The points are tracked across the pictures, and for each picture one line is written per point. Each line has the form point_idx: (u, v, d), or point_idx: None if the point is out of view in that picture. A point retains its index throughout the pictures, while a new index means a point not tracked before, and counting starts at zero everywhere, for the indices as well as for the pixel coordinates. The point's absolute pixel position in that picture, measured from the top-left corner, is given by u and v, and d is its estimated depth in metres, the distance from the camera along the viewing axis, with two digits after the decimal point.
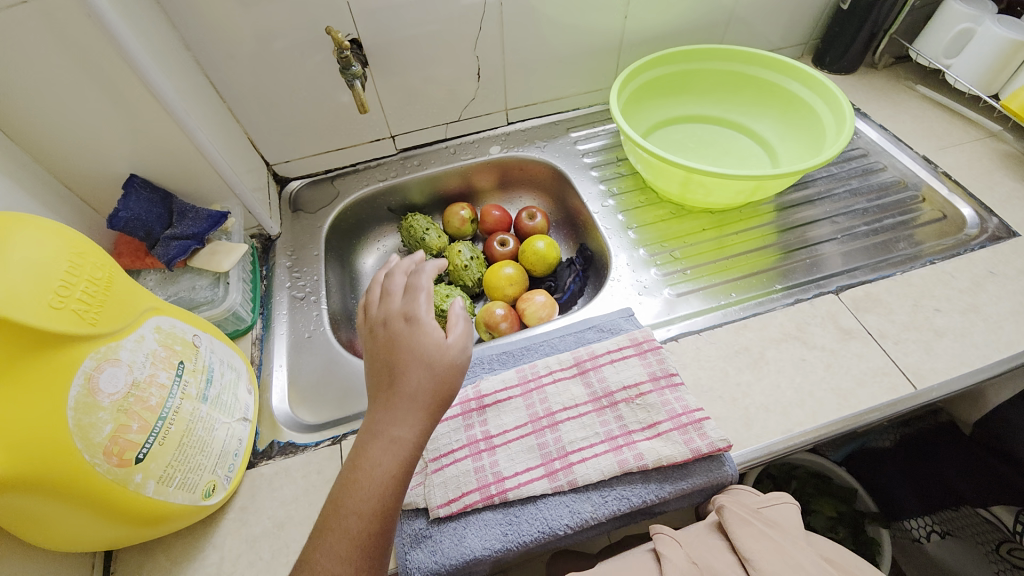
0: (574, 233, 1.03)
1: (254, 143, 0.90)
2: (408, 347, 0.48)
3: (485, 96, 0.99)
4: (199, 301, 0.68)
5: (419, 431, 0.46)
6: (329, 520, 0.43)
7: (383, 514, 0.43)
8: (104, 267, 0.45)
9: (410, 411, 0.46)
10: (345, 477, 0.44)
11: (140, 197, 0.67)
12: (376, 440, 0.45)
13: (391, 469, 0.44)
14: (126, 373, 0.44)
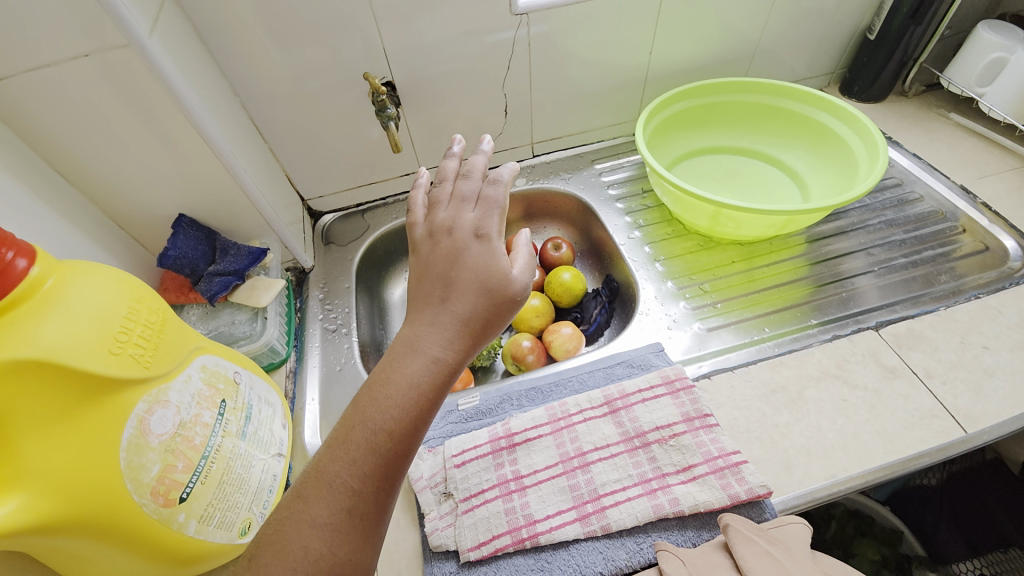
0: (600, 263, 1.02)
1: (291, 179, 0.94)
2: (467, 265, 0.47)
3: (512, 131, 1.02)
4: (238, 336, 0.70)
5: (457, 359, 0.44)
6: (349, 423, 0.41)
7: (403, 435, 0.41)
8: (159, 310, 0.47)
9: (451, 330, 0.44)
10: (375, 386, 0.42)
11: (187, 236, 0.71)
12: (416, 357, 0.43)
13: (425, 391, 0.42)
14: (174, 414, 0.46)
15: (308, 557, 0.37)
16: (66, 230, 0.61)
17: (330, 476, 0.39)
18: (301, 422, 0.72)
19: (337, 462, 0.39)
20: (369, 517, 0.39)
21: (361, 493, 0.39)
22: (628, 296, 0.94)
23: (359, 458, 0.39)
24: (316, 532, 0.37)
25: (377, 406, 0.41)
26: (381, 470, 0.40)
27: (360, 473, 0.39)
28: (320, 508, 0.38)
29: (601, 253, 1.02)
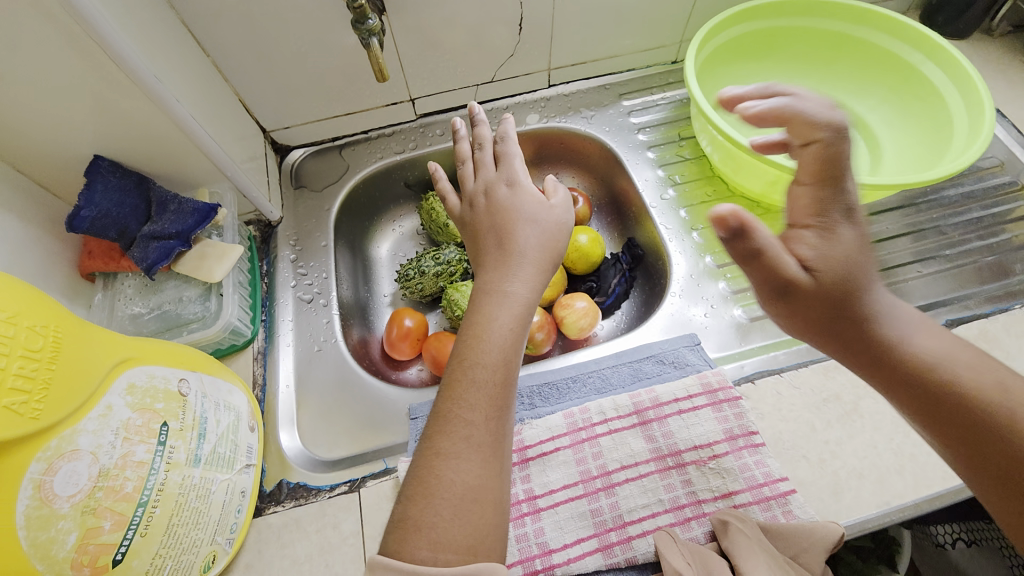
0: (621, 223, 0.88)
1: (247, 105, 0.75)
2: (524, 211, 0.52)
3: (525, 53, 0.82)
4: (188, 318, 0.57)
5: (530, 289, 0.48)
6: (461, 368, 0.44)
7: (509, 366, 0.44)
8: (44, 328, 0.34)
9: (530, 268, 0.49)
10: (467, 335, 0.45)
11: (107, 187, 0.54)
12: (494, 299, 0.47)
13: (512, 322, 0.46)
14: (91, 465, 0.35)
15: (461, 488, 0.39)
16: None
17: (457, 415, 0.42)
18: (274, 415, 0.61)
19: (461, 401, 0.42)
20: (500, 448, 0.42)
21: (490, 424, 0.42)
22: (657, 271, 0.81)
23: (479, 394, 0.42)
24: (462, 465, 0.40)
25: (484, 346, 0.44)
26: (499, 401, 0.43)
27: (481, 408, 0.42)
28: (455, 445, 0.40)
29: (625, 212, 0.87)
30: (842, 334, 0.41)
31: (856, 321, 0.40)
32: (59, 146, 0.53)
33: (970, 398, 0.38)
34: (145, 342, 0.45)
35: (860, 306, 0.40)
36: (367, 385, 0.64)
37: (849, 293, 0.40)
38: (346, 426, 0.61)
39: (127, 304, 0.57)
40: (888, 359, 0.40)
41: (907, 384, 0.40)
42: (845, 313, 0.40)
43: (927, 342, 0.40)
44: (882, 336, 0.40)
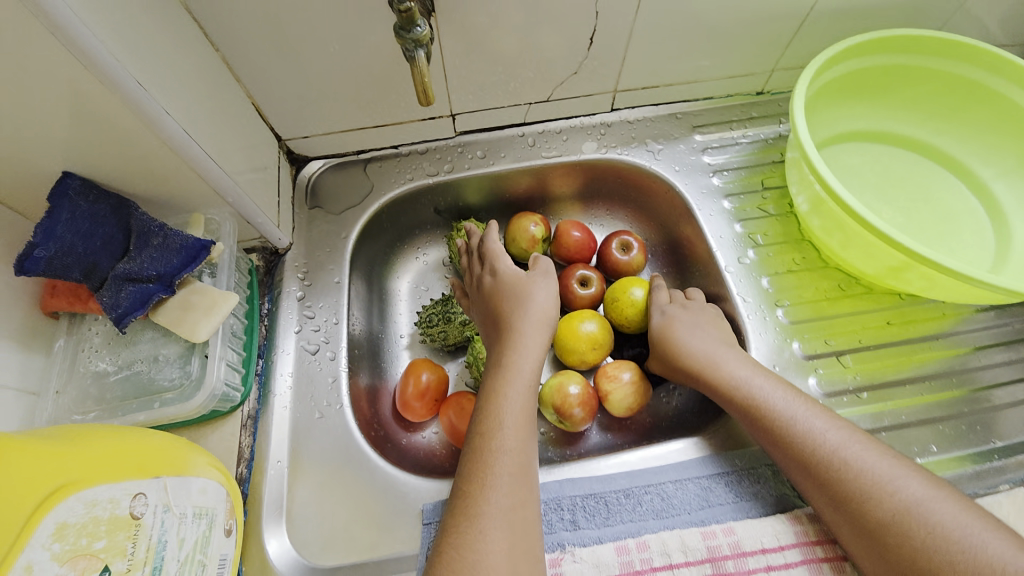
0: (680, 277, 0.76)
1: (261, 110, 0.63)
2: (521, 296, 0.58)
3: (590, 73, 0.69)
4: (162, 383, 0.46)
5: (536, 362, 0.53)
6: (485, 441, 0.46)
7: (524, 443, 0.47)
8: None
9: (541, 334, 0.56)
10: (482, 418, 0.49)
11: (74, 217, 0.44)
12: (504, 374, 0.52)
13: (522, 400, 0.50)
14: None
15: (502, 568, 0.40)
16: None
17: (487, 491, 0.43)
18: (259, 501, 0.51)
19: (491, 474, 0.44)
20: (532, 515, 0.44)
21: (521, 495, 0.44)
22: None
23: (507, 463, 0.45)
24: (498, 541, 0.41)
25: (505, 416, 0.48)
26: (527, 467, 0.46)
27: (511, 479, 0.44)
28: (489, 523, 0.42)
29: (685, 265, 0.75)
30: (777, 446, 0.49)
31: (787, 440, 0.48)
32: (18, 163, 0.43)
33: (924, 548, 0.39)
34: (92, 447, 0.35)
35: (790, 426, 0.48)
36: (378, 470, 0.54)
37: (777, 411, 0.49)
38: (344, 522, 0.51)
39: (93, 358, 0.48)
40: (834, 491, 0.44)
41: (852, 517, 0.43)
42: (778, 431, 0.49)
43: (886, 487, 0.42)
44: (827, 469, 0.45)
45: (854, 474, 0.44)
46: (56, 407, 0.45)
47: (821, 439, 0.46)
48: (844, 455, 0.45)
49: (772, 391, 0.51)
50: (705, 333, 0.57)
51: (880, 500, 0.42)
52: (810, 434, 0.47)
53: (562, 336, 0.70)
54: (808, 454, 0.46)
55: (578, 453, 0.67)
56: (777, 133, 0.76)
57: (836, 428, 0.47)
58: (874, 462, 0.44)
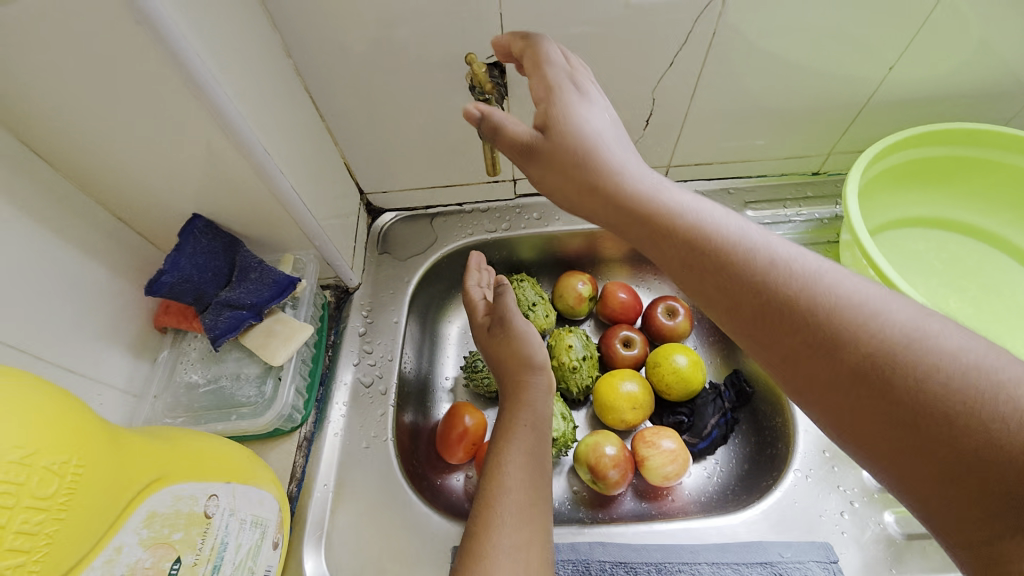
0: (725, 348, 0.76)
1: (350, 168, 0.73)
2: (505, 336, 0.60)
3: (644, 149, 0.74)
4: (240, 400, 0.53)
5: (540, 404, 0.55)
6: (492, 486, 0.49)
7: (534, 484, 0.49)
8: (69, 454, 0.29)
9: (546, 380, 0.57)
10: (492, 459, 0.51)
11: (196, 251, 0.52)
12: (511, 417, 0.54)
13: (527, 441, 0.52)
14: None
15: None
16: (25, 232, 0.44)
17: (495, 535, 0.45)
18: (303, 522, 0.55)
19: (498, 518, 0.46)
20: (544, 560, 0.46)
21: (530, 539, 0.46)
22: (769, 425, 0.66)
23: (514, 508, 0.47)
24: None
25: (510, 461, 0.50)
26: (537, 513, 0.48)
27: (520, 523, 0.46)
28: (498, 566, 0.44)
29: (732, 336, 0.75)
30: (714, 304, 0.35)
31: (750, 303, 0.33)
32: (162, 203, 0.52)
33: (910, 358, 0.28)
34: (177, 449, 0.39)
35: (837, 335, 0.30)
36: (413, 511, 0.57)
37: (730, 255, 0.35)
38: (378, 553, 0.54)
39: (187, 370, 0.55)
40: (935, 386, 0.28)
41: (973, 511, 0.26)
42: (736, 284, 0.34)
43: (869, 312, 0.30)
44: (862, 337, 0.30)
45: (933, 382, 0.28)
46: (152, 410, 0.53)
47: (901, 356, 0.29)
48: (891, 311, 0.30)
49: (751, 238, 0.35)
50: (714, 203, 0.38)
51: (994, 423, 0.26)
52: (789, 270, 0.33)
53: (601, 394, 0.71)
54: (880, 343, 0.29)
55: (608, 517, 0.67)
56: (833, 213, 0.77)
57: (876, 284, 0.32)
58: (857, 284, 0.32)
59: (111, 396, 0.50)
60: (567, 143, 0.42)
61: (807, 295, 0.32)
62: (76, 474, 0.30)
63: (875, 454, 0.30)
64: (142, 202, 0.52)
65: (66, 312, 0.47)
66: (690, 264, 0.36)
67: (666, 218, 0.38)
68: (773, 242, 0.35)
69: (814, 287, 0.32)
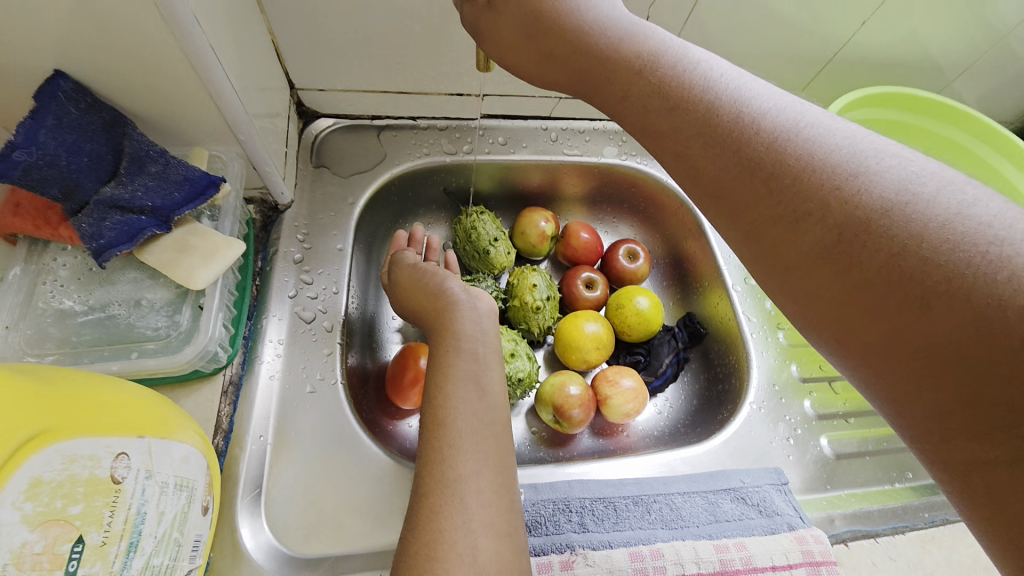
0: (680, 291, 0.78)
1: (279, 50, 0.57)
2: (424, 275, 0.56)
3: None
4: (144, 334, 0.40)
5: (481, 329, 0.49)
6: (431, 418, 0.42)
7: (488, 403, 0.44)
8: None
9: (469, 304, 0.51)
10: (433, 384, 0.44)
11: (63, 123, 0.36)
12: (454, 348, 0.47)
13: (475, 366, 0.45)
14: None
15: (473, 546, 0.35)
16: None
17: (441, 468, 0.39)
18: (235, 479, 0.45)
19: (443, 449, 0.40)
20: (508, 487, 0.40)
21: (483, 464, 0.39)
22: (721, 361, 0.69)
23: (460, 436, 0.40)
24: (466, 518, 0.36)
25: (450, 388, 0.43)
26: (489, 437, 0.41)
27: (472, 450, 0.40)
28: (451, 500, 0.37)
29: (687, 280, 0.77)
30: (717, 195, 0.30)
31: (758, 194, 0.28)
32: None
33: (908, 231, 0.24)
34: (66, 393, 0.28)
35: (830, 209, 0.25)
36: (371, 457, 0.49)
37: (754, 136, 0.28)
38: (333, 508, 0.46)
39: (57, 295, 0.40)
40: (939, 285, 0.23)
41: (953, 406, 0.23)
42: (748, 172, 0.28)
43: (858, 173, 0.26)
44: (870, 228, 0.24)
45: (943, 267, 0.23)
46: (2, 346, 0.37)
47: (900, 227, 0.24)
48: (913, 199, 0.24)
49: (775, 117, 0.29)
50: (732, 73, 0.32)
51: (991, 308, 0.21)
52: (818, 156, 0.27)
53: (565, 335, 0.68)
54: (887, 232, 0.24)
55: (569, 455, 0.65)
56: None
57: (915, 161, 0.26)
58: (841, 143, 0.27)
59: None
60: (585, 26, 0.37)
61: (808, 170, 0.26)
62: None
63: (852, 348, 0.26)
64: None
65: None
66: (683, 131, 0.31)
67: (664, 92, 0.32)
68: (790, 117, 0.29)
69: (813, 154, 0.27)
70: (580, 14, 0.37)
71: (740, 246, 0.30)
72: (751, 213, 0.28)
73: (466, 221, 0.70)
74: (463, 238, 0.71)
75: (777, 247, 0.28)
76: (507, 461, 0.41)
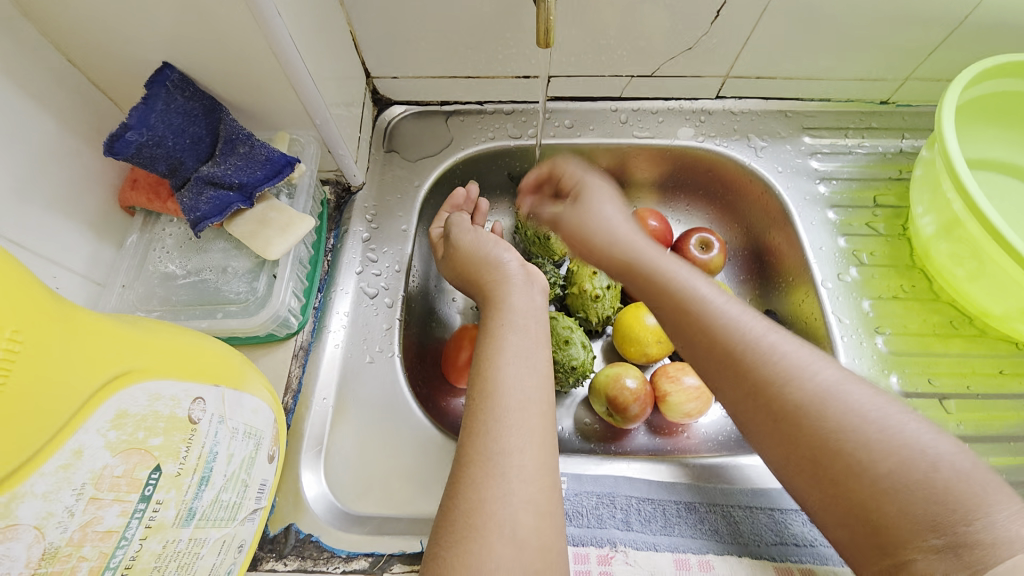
0: (760, 286, 0.71)
1: (356, 38, 0.60)
2: (475, 241, 0.56)
3: (706, 53, 0.63)
4: (227, 297, 0.45)
5: (536, 305, 0.50)
6: (477, 391, 0.42)
7: (537, 381, 0.43)
8: None
9: (519, 280, 0.52)
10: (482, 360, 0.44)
11: (169, 108, 0.42)
12: (508, 323, 0.47)
13: (525, 340, 0.46)
14: (32, 544, 0.24)
15: (511, 521, 0.35)
16: None
17: (484, 441, 0.39)
18: (300, 435, 0.49)
19: (486, 422, 0.40)
20: (550, 466, 0.40)
21: (526, 442, 0.39)
22: None
23: (504, 410, 0.40)
24: (506, 493, 0.36)
25: (497, 362, 0.43)
26: (533, 414, 0.41)
27: (516, 426, 0.40)
28: (492, 472, 0.37)
29: (769, 275, 0.70)
30: (703, 363, 0.40)
31: (723, 369, 0.38)
32: (121, 41, 0.41)
33: (830, 433, 0.32)
34: (155, 339, 0.32)
35: (774, 395, 0.35)
36: (421, 430, 0.51)
37: (733, 339, 0.38)
38: (384, 472, 0.49)
39: (163, 259, 0.46)
40: (839, 471, 0.31)
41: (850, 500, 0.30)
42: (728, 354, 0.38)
43: (805, 370, 0.35)
44: (798, 424, 0.33)
45: (838, 458, 0.31)
46: (120, 300, 0.45)
47: (819, 423, 0.32)
48: (837, 414, 0.32)
49: (761, 344, 0.37)
50: (731, 299, 0.41)
51: (873, 492, 0.30)
52: (783, 380, 0.34)
53: (624, 327, 0.65)
54: (810, 428, 0.33)
55: (621, 450, 0.63)
56: (898, 147, 0.69)
57: (848, 380, 0.34)
58: (791, 353, 0.36)
59: (69, 279, 0.42)
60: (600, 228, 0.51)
61: (807, 411, 0.33)
62: (11, 350, 0.23)
63: (796, 447, 0.33)
64: (95, 38, 0.40)
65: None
66: (675, 317, 0.42)
67: (672, 291, 0.43)
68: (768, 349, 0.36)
69: (807, 389, 0.34)
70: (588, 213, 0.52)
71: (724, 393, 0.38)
72: (731, 391, 0.37)
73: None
74: (524, 227, 0.70)
75: (737, 400, 0.37)
76: (549, 442, 0.41)
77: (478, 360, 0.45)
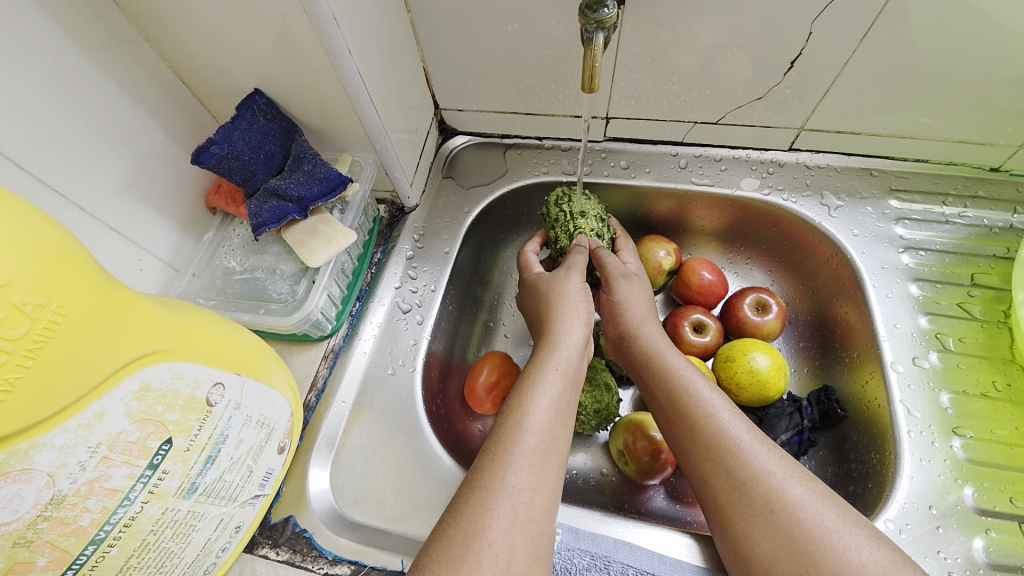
0: (824, 360, 0.63)
1: (428, 74, 0.64)
2: (570, 285, 0.53)
3: (780, 103, 0.59)
4: (271, 296, 0.51)
5: (580, 357, 0.48)
6: (510, 421, 0.41)
7: (559, 430, 0.41)
8: (46, 296, 0.26)
9: (582, 334, 0.49)
10: (516, 399, 0.43)
11: (252, 126, 0.49)
12: (551, 370, 0.45)
13: (562, 393, 0.44)
14: (42, 489, 0.27)
15: (507, 553, 0.33)
16: (81, 66, 0.41)
17: (502, 469, 0.37)
18: (315, 433, 0.52)
19: (511, 453, 0.38)
20: (551, 513, 0.38)
21: (541, 484, 0.38)
22: (860, 457, 0.54)
23: (530, 449, 0.39)
24: (509, 524, 0.35)
25: (535, 400, 0.42)
26: (553, 460, 0.40)
27: (533, 466, 0.38)
28: (501, 501, 0.36)
29: (832, 348, 0.62)
30: (688, 450, 0.43)
31: (704, 462, 0.41)
32: (223, 67, 0.48)
33: (783, 541, 0.36)
34: (187, 324, 0.35)
35: (742, 500, 0.38)
36: (427, 448, 0.53)
37: (722, 438, 0.41)
38: (383, 483, 0.50)
39: (228, 255, 0.54)
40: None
41: None
42: (710, 447, 0.41)
43: (773, 485, 0.38)
44: (751, 526, 0.37)
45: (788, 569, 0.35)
46: (188, 287, 0.52)
47: (772, 531, 0.36)
48: (795, 531, 0.36)
49: (742, 447, 0.40)
50: (733, 404, 0.44)
51: None
52: (754, 488, 0.38)
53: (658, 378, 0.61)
54: (767, 539, 0.36)
55: (636, 511, 0.58)
56: (1008, 222, 0.60)
57: (818, 497, 0.37)
58: (766, 462, 0.39)
59: (152, 264, 0.50)
60: (633, 319, 0.53)
61: (738, 485, 0.39)
62: (54, 321, 0.26)
63: (738, 537, 0.38)
64: (203, 64, 0.48)
65: (111, 164, 0.45)
66: (675, 401, 0.45)
67: (685, 387, 0.45)
68: (748, 450, 0.40)
69: (781, 495, 0.37)
70: (632, 315, 0.53)
71: (698, 479, 0.42)
72: (708, 482, 0.41)
73: (568, 207, 0.61)
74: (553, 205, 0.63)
75: (707, 486, 0.41)
76: (560, 490, 0.39)
77: (510, 397, 0.44)
